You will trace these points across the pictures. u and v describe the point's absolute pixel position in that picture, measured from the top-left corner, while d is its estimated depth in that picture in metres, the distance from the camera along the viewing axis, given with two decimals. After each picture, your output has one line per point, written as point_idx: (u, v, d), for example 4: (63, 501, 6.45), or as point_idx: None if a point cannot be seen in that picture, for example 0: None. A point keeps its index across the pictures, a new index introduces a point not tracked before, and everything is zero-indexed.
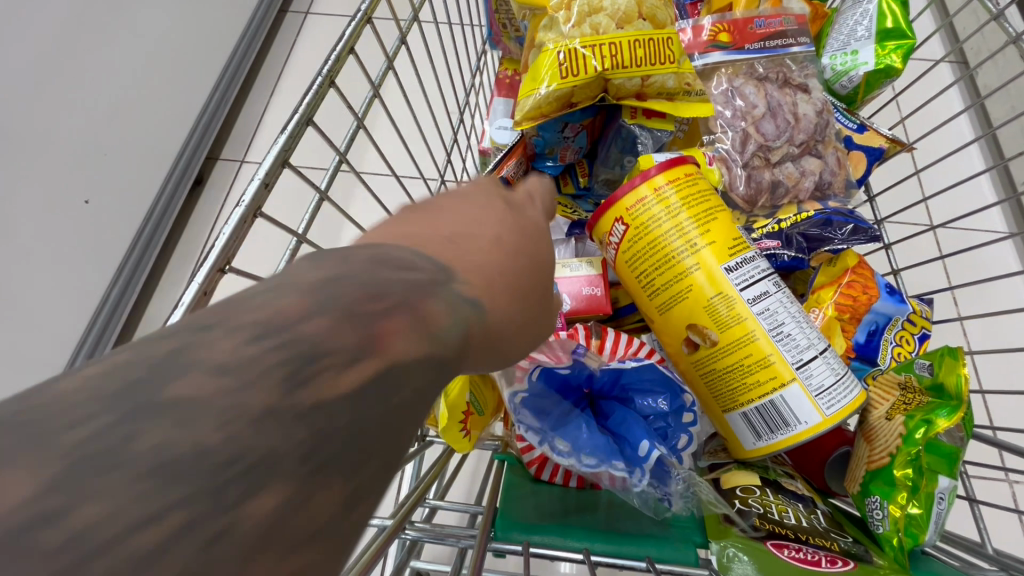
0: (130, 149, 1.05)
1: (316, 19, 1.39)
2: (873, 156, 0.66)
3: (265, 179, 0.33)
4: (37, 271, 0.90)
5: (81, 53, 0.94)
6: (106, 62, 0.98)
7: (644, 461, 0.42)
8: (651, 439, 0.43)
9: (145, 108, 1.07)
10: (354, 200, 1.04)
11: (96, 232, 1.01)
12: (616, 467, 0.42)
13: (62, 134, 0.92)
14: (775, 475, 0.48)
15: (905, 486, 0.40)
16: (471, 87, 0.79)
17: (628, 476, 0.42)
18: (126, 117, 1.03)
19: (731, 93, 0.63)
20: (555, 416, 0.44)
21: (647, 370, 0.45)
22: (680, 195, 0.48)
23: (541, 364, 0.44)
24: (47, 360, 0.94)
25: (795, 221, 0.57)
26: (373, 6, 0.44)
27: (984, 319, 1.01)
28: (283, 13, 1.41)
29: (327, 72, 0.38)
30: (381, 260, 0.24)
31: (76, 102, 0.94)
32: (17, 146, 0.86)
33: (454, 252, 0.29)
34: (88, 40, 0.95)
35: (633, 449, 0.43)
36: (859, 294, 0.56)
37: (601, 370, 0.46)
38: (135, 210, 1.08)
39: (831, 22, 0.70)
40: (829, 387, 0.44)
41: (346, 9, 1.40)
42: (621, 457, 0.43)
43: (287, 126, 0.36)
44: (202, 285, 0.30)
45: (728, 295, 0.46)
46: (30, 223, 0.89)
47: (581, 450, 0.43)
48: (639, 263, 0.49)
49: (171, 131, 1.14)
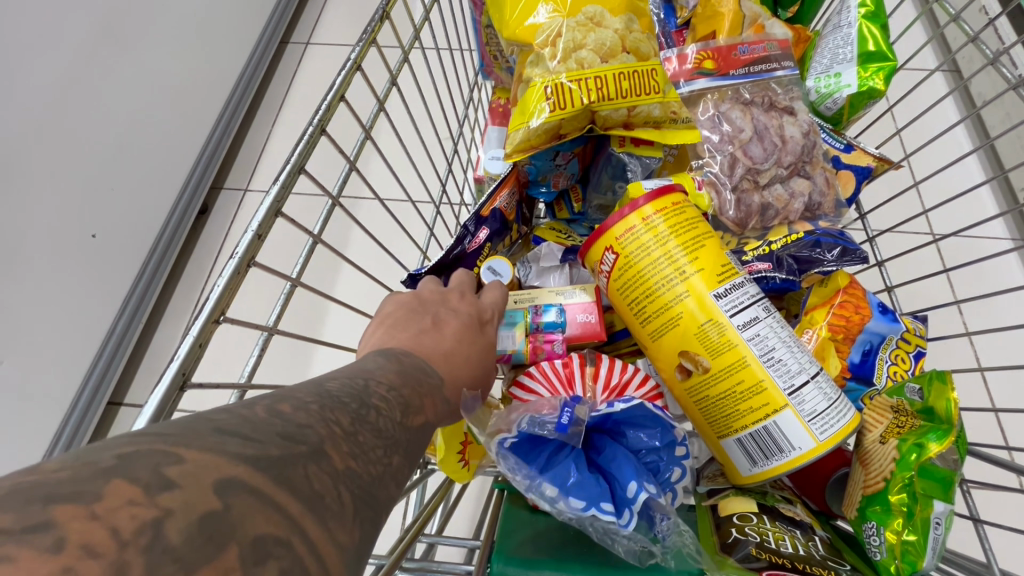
0: (136, 183, 1.07)
1: (316, 50, 1.43)
2: (862, 174, 0.67)
3: (258, 230, 0.34)
4: (50, 305, 0.93)
5: (88, 90, 0.97)
6: (113, 101, 1.01)
7: (631, 503, 0.42)
8: (639, 479, 0.43)
9: (151, 141, 1.10)
10: (353, 233, 1.05)
11: (105, 265, 1.03)
12: (603, 511, 0.41)
13: (69, 170, 0.94)
14: (773, 501, 0.49)
15: (900, 511, 0.40)
16: (464, 118, 0.81)
17: (616, 519, 0.41)
18: (133, 150, 1.06)
19: (717, 119, 0.65)
20: (543, 457, 0.44)
21: (637, 409, 0.45)
22: (668, 223, 0.49)
23: (529, 415, 0.45)
24: (56, 392, 0.96)
25: (785, 243, 0.59)
26: (362, 53, 0.45)
27: (991, 334, 1.00)
28: (283, 45, 1.44)
29: (318, 121, 0.40)
30: (416, 366, 0.33)
31: (84, 139, 0.96)
32: (26, 183, 0.88)
33: (447, 367, 0.38)
34: (97, 78, 0.98)
35: (621, 489, 0.43)
36: (851, 314, 0.57)
37: (589, 416, 0.46)
38: (142, 242, 1.10)
39: (814, 46, 0.71)
40: (821, 412, 0.45)
41: (344, 40, 1.43)
42: (610, 500, 0.42)
43: (280, 176, 0.37)
44: (199, 335, 0.31)
45: (718, 322, 0.46)
46: (40, 258, 0.91)
47: (569, 491, 0.42)
48: (629, 291, 0.50)
49: (176, 163, 1.16)
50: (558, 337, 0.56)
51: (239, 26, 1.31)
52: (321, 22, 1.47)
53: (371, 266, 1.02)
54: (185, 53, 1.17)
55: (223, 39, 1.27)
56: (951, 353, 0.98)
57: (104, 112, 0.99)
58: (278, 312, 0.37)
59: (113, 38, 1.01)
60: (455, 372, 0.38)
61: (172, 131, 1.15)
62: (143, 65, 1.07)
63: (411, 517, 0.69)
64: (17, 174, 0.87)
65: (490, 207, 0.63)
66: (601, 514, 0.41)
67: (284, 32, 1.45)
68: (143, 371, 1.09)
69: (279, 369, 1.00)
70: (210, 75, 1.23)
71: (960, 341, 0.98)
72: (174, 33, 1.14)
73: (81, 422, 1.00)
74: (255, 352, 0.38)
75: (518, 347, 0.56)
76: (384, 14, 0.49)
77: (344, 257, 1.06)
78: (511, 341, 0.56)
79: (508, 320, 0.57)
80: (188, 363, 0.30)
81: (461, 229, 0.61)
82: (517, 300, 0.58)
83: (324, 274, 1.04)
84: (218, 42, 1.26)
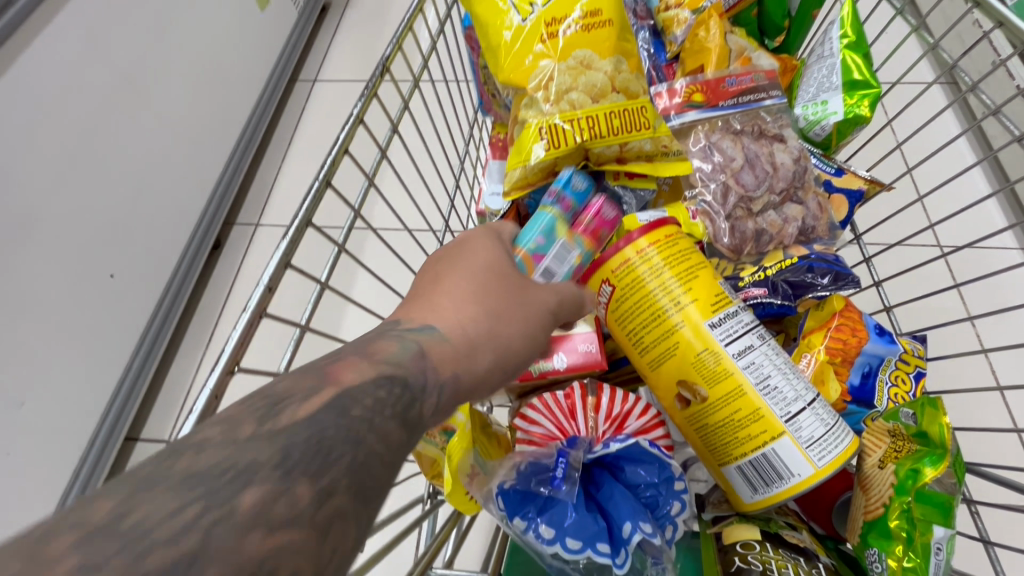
0: (150, 223, 1.10)
1: (324, 87, 1.48)
2: (854, 198, 0.69)
3: (269, 283, 0.37)
4: (67, 346, 0.96)
5: (106, 138, 0.99)
6: (129, 144, 1.04)
7: (627, 543, 0.44)
8: (635, 520, 0.45)
9: (167, 184, 1.14)
10: (359, 274, 1.08)
11: (121, 306, 1.06)
12: (599, 552, 0.43)
13: (86, 211, 0.97)
14: (777, 527, 0.49)
15: (900, 537, 0.41)
16: (467, 152, 0.84)
17: (612, 559, 0.44)
18: (147, 191, 1.09)
19: (709, 149, 0.66)
20: (541, 499, 0.46)
21: (634, 446, 0.48)
22: (663, 255, 0.50)
23: (528, 457, 0.48)
24: (73, 430, 0.98)
25: (780, 268, 0.60)
26: (363, 108, 0.48)
27: (1006, 350, 0.99)
28: (293, 82, 1.50)
29: (323, 176, 0.42)
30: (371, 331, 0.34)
31: (103, 182, 1.00)
32: (41, 226, 0.90)
33: (425, 305, 0.37)
34: (115, 126, 1.00)
35: (617, 529, 0.45)
36: (848, 337, 0.58)
37: (587, 458, 0.48)
38: (157, 281, 1.13)
39: (801, 75, 0.74)
40: (820, 438, 0.45)
41: (351, 77, 1.49)
42: (607, 540, 0.44)
43: (288, 231, 0.39)
44: (215, 387, 0.33)
45: (714, 350, 0.48)
46: (57, 302, 0.93)
47: (566, 532, 0.44)
48: (627, 321, 0.51)
49: (190, 203, 1.20)
50: (591, 211, 0.57)
51: (254, 67, 1.35)
52: (328, 59, 1.53)
53: (377, 303, 1.05)
54: (201, 96, 1.20)
55: (238, 79, 1.30)
56: (965, 369, 0.97)
57: (122, 158, 1.02)
58: (289, 357, 0.40)
59: (133, 83, 1.03)
60: (446, 305, 0.37)
61: (187, 172, 1.18)
62: (159, 108, 1.09)
63: (423, 548, 0.70)
64: (35, 222, 0.89)
65: None
66: (595, 556, 0.43)
67: (293, 70, 1.51)
68: (160, 406, 1.12)
69: None
70: (225, 115, 1.27)
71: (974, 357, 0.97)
72: (191, 76, 1.17)
73: (98, 459, 1.02)
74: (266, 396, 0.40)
75: (577, 248, 0.55)
76: (383, 70, 0.53)
77: (348, 299, 1.08)
78: (568, 247, 0.55)
79: (541, 235, 0.54)
80: (204, 415, 0.32)
81: None
82: None
83: (332, 315, 1.07)
84: (234, 82, 1.29)
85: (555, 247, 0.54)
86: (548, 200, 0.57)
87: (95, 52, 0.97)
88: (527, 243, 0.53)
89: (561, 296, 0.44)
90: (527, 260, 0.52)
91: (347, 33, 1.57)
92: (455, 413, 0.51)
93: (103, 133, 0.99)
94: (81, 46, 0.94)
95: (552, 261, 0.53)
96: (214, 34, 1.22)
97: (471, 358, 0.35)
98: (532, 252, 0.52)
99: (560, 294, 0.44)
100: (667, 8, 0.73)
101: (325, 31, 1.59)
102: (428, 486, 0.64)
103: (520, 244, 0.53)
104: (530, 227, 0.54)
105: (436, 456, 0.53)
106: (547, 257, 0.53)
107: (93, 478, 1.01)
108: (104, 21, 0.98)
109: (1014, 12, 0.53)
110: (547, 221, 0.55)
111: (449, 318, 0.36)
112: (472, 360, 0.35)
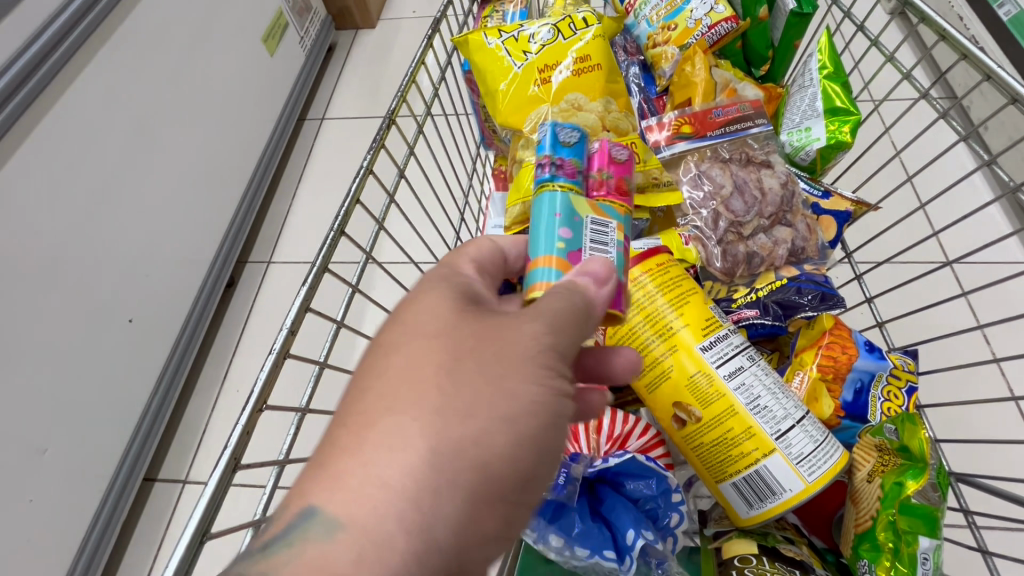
0: (169, 264, 1.14)
1: (331, 124, 1.56)
2: (842, 218, 0.71)
3: (291, 326, 0.41)
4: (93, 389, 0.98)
5: (127, 185, 1.02)
6: (147, 190, 1.06)
7: (631, 550, 0.48)
8: (637, 527, 0.49)
9: (187, 226, 1.18)
10: (369, 309, 1.13)
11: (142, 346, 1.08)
12: (606, 558, 0.48)
13: (110, 255, 0.99)
14: (775, 541, 0.51)
15: (888, 549, 0.43)
16: (470, 185, 0.88)
17: (618, 564, 0.48)
18: (166, 235, 1.12)
19: (699, 177, 0.69)
20: (551, 510, 0.50)
21: (631, 461, 0.51)
22: (656, 282, 0.53)
23: None
24: (96, 474, 1.01)
25: (771, 289, 0.63)
26: (373, 159, 0.52)
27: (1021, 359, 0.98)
28: (301, 121, 1.57)
29: (337, 226, 0.46)
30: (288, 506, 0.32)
31: (124, 228, 1.02)
32: (67, 275, 0.91)
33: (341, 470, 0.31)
34: (137, 172, 1.03)
35: (621, 538, 0.49)
36: (838, 355, 0.60)
37: (588, 470, 0.52)
38: (175, 321, 1.17)
39: (786, 103, 0.79)
40: (809, 454, 0.48)
41: (356, 114, 1.56)
42: (612, 547, 0.49)
43: (307, 279, 0.43)
44: (246, 423, 0.37)
45: (706, 372, 0.50)
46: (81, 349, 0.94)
47: (574, 541, 0.49)
48: (624, 347, 0.54)
49: (207, 242, 1.24)
50: (599, 163, 0.46)
51: (265, 109, 1.41)
52: (334, 99, 1.60)
53: None
54: (216, 139, 1.25)
55: (250, 121, 1.36)
56: (977, 380, 0.96)
57: (143, 204, 1.06)
58: (310, 393, 0.43)
59: (155, 128, 1.07)
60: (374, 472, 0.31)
61: (201, 213, 1.22)
62: (176, 152, 1.13)
63: None
64: (58, 270, 0.90)
65: None
66: (603, 561, 0.48)
67: (301, 109, 1.58)
68: (178, 443, 1.17)
69: (309, 442, 1.07)
70: (238, 156, 1.32)
71: (988, 369, 0.96)
72: (204, 119, 1.20)
73: (117, 503, 1.05)
74: (291, 431, 0.43)
75: (612, 217, 0.44)
76: (389, 122, 0.57)
77: (359, 334, 1.13)
78: (602, 220, 0.43)
79: (558, 225, 0.42)
80: (238, 450, 0.36)
81: None
82: None
83: (343, 349, 1.11)
84: (247, 124, 1.35)
85: (585, 231, 0.42)
86: (551, 179, 0.44)
87: (113, 103, 0.98)
88: (553, 244, 0.41)
89: (518, 363, 0.34)
90: (562, 263, 0.41)
91: (352, 71, 1.65)
92: None
93: (125, 179, 1.01)
94: (101, 99, 0.96)
95: (591, 253, 0.42)
96: (228, 80, 1.27)
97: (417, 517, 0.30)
98: (563, 256, 0.41)
99: (520, 361, 0.34)
100: (655, 44, 0.79)
101: (330, 71, 1.66)
102: None
103: (543, 251, 0.41)
104: (543, 224, 0.42)
105: None
106: (584, 247, 0.42)
107: (111, 522, 1.04)
108: (126, 73, 1.01)
109: (978, 44, 0.56)
110: (561, 206, 0.42)
111: (379, 482, 0.30)
112: (422, 519, 0.30)
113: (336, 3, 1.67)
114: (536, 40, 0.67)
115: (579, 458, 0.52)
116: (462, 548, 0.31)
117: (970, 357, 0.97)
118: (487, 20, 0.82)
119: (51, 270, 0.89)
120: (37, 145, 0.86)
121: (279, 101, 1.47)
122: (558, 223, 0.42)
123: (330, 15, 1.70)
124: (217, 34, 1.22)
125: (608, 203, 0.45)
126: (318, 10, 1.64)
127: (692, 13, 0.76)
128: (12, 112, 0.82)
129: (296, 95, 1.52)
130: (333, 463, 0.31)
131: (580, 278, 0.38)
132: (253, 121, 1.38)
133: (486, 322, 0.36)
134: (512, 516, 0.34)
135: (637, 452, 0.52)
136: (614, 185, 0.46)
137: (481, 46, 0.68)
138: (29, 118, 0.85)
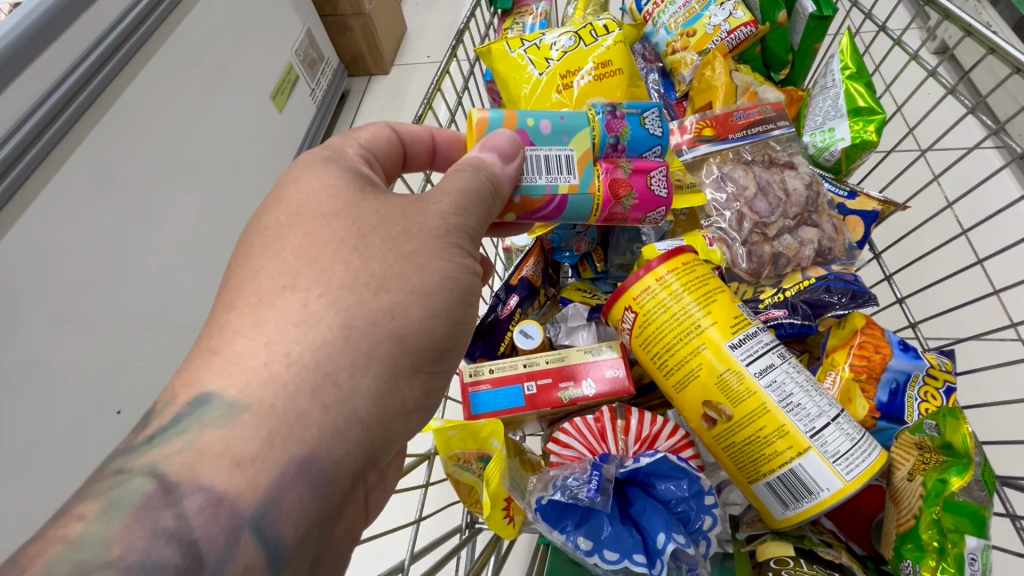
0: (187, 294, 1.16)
1: None
2: (869, 219, 0.70)
3: None
4: (120, 422, 1.01)
5: (139, 229, 1.05)
6: (157, 230, 1.09)
7: (662, 553, 0.48)
8: (668, 531, 0.48)
9: (206, 262, 1.21)
10: None
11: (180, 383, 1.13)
12: (636, 562, 0.47)
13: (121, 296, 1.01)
14: (811, 544, 0.50)
15: (932, 548, 0.43)
16: None
17: (649, 569, 0.48)
18: (184, 271, 1.15)
19: (721, 179, 0.69)
20: (578, 514, 0.50)
21: (663, 461, 0.50)
22: (682, 280, 0.53)
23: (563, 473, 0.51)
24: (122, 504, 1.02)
25: (799, 289, 0.63)
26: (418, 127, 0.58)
27: None
28: None
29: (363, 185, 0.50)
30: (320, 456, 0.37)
31: (139, 268, 1.05)
32: (80, 320, 0.93)
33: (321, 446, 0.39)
34: (149, 220, 1.07)
35: (652, 542, 0.48)
36: (872, 354, 0.58)
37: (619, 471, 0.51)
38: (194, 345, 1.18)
39: (808, 104, 0.79)
40: (846, 453, 0.47)
41: None
42: (643, 552, 0.48)
43: None
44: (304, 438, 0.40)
45: (736, 370, 0.50)
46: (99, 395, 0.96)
47: (604, 544, 0.48)
48: (652, 346, 0.53)
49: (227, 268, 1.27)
50: (653, 167, 0.54)
51: (279, 149, 1.46)
52: None
53: None
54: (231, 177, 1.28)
55: (262, 156, 1.40)
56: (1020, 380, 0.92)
57: (155, 243, 1.08)
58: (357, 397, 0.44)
59: (164, 178, 1.11)
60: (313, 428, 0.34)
61: (222, 246, 1.25)
62: (188, 194, 1.16)
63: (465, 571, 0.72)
64: (75, 317, 0.92)
65: (518, 276, 0.73)
66: (633, 566, 0.47)
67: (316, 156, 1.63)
68: None
69: None
70: (253, 193, 1.36)
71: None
72: (214, 168, 1.23)
73: None
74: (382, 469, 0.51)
75: (581, 176, 0.52)
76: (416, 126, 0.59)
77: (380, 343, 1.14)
78: (571, 165, 0.52)
79: (556, 132, 0.53)
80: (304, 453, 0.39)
81: (494, 297, 0.71)
82: (547, 360, 0.62)
83: None
84: (260, 165, 1.39)
85: (552, 149, 0.52)
86: (602, 113, 0.56)
87: (118, 163, 1.01)
88: (528, 118, 0.52)
89: (384, 231, 0.41)
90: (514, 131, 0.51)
91: (365, 112, 1.72)
92: (491, 440, 0.55)
93: (132, 225, 1.03)
94: (104, 158, 0.99)
95: (538, 156, 0.51)
96: (237, 127, 1.31)
97: (333, 391, 0.35)
98: (521, 129, 0.51)
99: (425, 314, 0.40)
100: (674, 51, 0.81)
101: (348, 111, 1.74)
102: (465, 515, 0.66)
103: (529, 117, 0.52)
104: (551, 113, 0.54)
105: (473, 483, 0.59)
106: (535, 151, 0.51)
107: None
108: (128, 133, 1.03)
109: (1004, 38, 0.56)
110: (572, 128, 0.53)
111: (285, 358, 0.35)
112: (297, 404, 0.34)
113: (351, 50, 1.73)
114: (557, 47, 0.69)
115: (611, 457, 0.52)
116: (383, 419, 0.38)
117: (1010, 356, 0.94)
118: (507, 31, 0.84)
119: (67, 319, 0.91)
120: (40, 212, 0.88)
121: (292, 142, 1.51)
122: (566, 130, 0.53)
123: (343, 61, 1.76)
124: (226, 82, 1.26)
125: (595, 169, 0.53)
126: (331, 58, 1.70)
127: (710, 19, 0.78)
128: (12, 182, 0.84)
129: (312, 137, 1.58)
130: (230, 346, 0.36)
131: (488, 154, 0.48)
132: (267, 170, 1.42)
133: (392, 205, 0.43)
134: (432, 386, 0.42)
135: (667, 453, 0.50)
136: (617, 175, 0.52)
137: (504, 55, 0.70)
138: (30, 187, 0.87)
